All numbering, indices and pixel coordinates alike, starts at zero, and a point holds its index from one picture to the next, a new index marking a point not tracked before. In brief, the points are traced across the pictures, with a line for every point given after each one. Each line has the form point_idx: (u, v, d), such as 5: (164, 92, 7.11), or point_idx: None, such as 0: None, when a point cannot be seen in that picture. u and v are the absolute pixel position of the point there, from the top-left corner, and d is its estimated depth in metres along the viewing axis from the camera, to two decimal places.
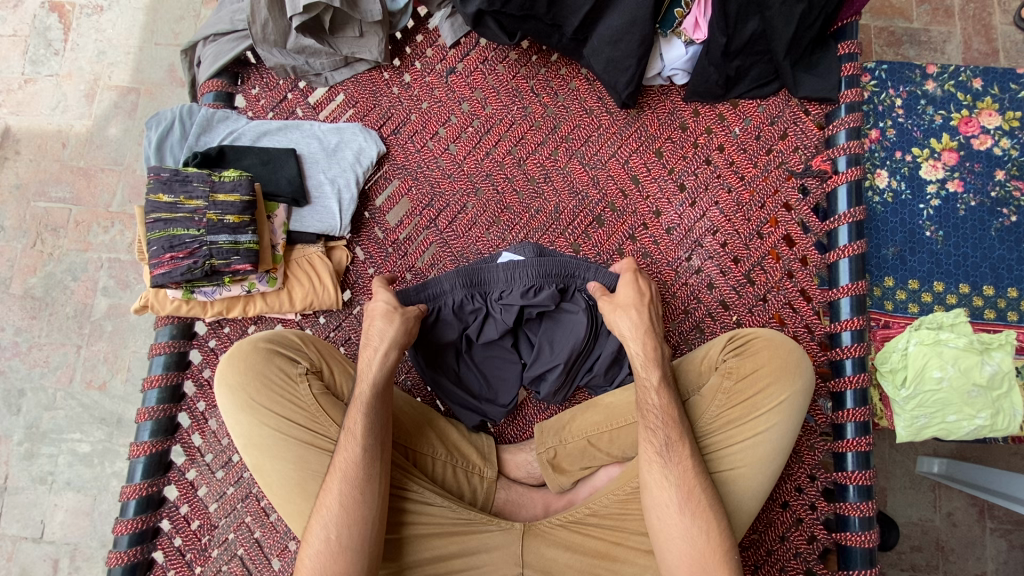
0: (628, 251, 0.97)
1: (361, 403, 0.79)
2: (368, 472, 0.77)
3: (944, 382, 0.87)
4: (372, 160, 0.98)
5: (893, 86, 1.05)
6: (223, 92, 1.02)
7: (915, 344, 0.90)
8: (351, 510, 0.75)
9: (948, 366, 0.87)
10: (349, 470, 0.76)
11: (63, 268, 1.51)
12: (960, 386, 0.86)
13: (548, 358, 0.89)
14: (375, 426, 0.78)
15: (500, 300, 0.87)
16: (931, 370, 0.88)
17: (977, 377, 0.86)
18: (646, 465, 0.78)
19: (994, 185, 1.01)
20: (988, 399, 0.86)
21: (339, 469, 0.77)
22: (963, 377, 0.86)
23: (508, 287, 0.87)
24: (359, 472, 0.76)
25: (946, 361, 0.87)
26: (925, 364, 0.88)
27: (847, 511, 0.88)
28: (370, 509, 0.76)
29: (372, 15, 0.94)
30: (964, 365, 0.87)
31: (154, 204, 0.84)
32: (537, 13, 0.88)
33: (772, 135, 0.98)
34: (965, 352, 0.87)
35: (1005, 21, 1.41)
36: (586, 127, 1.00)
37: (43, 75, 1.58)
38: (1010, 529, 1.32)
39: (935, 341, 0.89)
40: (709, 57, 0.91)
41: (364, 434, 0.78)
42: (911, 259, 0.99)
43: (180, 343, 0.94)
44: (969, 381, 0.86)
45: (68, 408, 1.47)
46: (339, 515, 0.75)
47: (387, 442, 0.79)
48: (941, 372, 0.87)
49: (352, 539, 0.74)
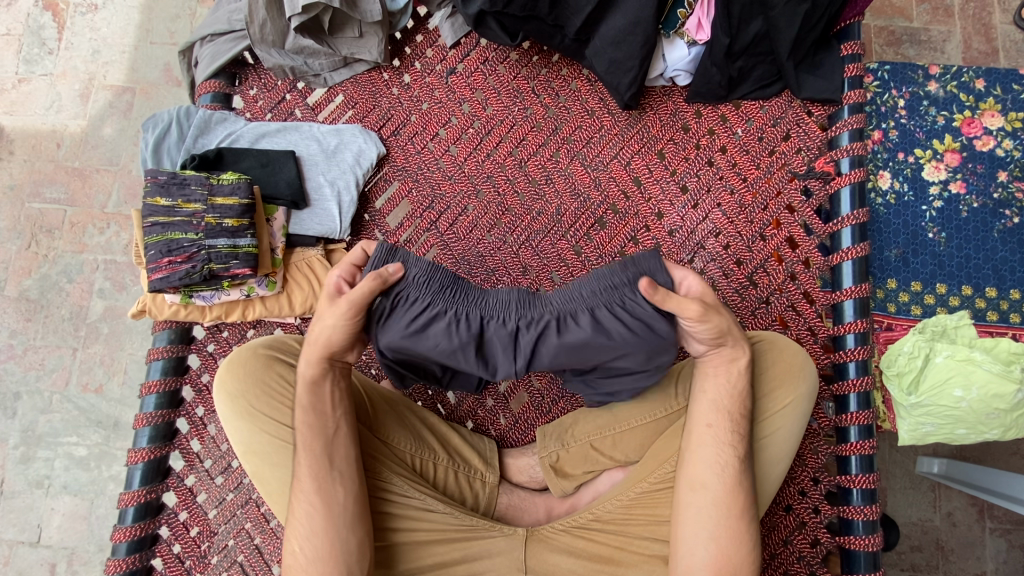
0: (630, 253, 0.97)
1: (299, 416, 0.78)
2: (321, 483, 0.76)
3: (962, 402, 0.86)
4: (372, 162, 0.97)
5: (896, 87, 1.04)
6: (220, 93, 1.01)
7: (944, 358, 0.88)
8: (316, 520, 0.75)
9: (972, 388, 0.86)
10: (303, 483, 0.76)
11: (58, 270, 1.50)
12: (979, 408, 0.86)
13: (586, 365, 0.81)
14: (319, 438, 0.77)
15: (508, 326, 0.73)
16: (953, 387, 0.87)
17: (1000, 402, 0.85)
18: None
19: (996, 186, 1.01)
20: (1005, 420, 0.86)
21: (297, 482, 0.77)
22: (986, 400, 0.85)
23: (525, 318, 0.73)
24: (310, 484, 0.76)
25: (972, 382, 0.86)
26: (949, 379, 0.87)
27: (850, 514, 0.87)
28: (332, 520, 0.75)
29: (372, 15, 0.93)
30: (990, 390, 0.85)
31: (151, 208, 0.83)
32: (539, 14, 0.87)
33: (775, 136, 0.97)
34: (998, 377, 0.85)
35: (1005, 20, 1.41)
36: (587, 128, 0.99)
37: (36, 75, 1.57)
38: (1009, 528, 1.32)
39: (967, 359, 0.87)
40: (711, 57, 0.90)
41: (308, 445, 0.77)
42: (914, 261, 0.99)
43: (178, 347, 0.93)
44: (990, 404, 0.85)
45: (64, 411, 1.46)
46: (309, 525, 0.75)
47: (335, 451, 0.77)
48: (962, 391, 0.86)
49: (322, 549, 0.74)
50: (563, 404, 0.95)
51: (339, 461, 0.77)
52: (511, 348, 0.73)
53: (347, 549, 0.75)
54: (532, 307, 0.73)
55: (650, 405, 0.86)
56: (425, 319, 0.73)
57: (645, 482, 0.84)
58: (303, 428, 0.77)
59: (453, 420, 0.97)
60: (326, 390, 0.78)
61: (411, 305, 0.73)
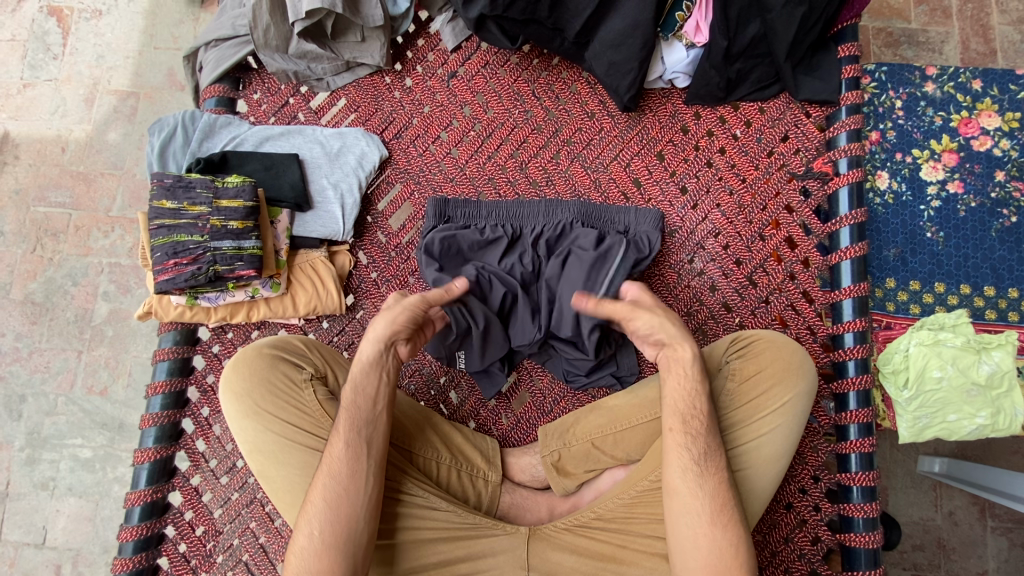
0: None
1: (349, 396, 0.79)
2: (351, 465, 0.76)
3: (942, 381, 0.88)
4: (374, 164, 0.98)
5: (893, 87, 1.05)
6: (224, 97, 1.02)
7: (914, 345, 0.91)
8: (334, 502, 0.74)
9: (947, 366, 0.88)
10: (335, 462, 0.76)
11: (63, 273, 1.51)
12: (959, 385, 0.88)
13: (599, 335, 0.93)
14: (359, 419, 0.78)
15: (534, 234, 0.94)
16: (931, 370, 0.89)
17: (976, 376, 0.88)
18: (670, 476, 0.77)
19: (994, 186, 1.01)
20: (988, 398, 0.88)
21: (326, 460, 0.77)
22: (961, 376, 0.88)
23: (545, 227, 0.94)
24: (343, 466, 0.76)
25: (945, 361, 0.88)
26: (925, 364, 0.89)
27: (850, 512, 0.88)
28: (355, 510, 0.75)
29: (374, 20, 0.94)
30: (961, 364, 0.88)
31: (157, 210, 0.84)
32: (540, 17, 0.88)
33: (773, 137, 0.98)
34: (963, 351, 0.89)
35: (1002, 21, 1.42)
36: (587, 130, 1.00)
37: (42, 80, 1.58)
38: (1011, 527, 1.32)
39: (933, 341, 0.90)
40: (710, 59, 0.91)
41: (350, 425, 0.77)
42: (912, 260, 0.99)
43: (184, 348, 0.94)
44: (967, 381, 0.88)
45: (70, 413, 1.47)
46: (324, 504, 0.75)
47: (375, 438, 0.78)
48: (940, 371, 0.89)
49: (336, 532, 0.74)
50: (565, 404, 0.96)
51: (376, 450, 0.78)
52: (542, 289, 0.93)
53: (357, 536, 0.74)
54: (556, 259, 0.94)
55: (649, 404, 0.87)
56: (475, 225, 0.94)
57: (645, 481, 0.84)
58: (351, 408, 0.78)
59: (454, 420, 0.97)
60: (381, 381, 0.81)
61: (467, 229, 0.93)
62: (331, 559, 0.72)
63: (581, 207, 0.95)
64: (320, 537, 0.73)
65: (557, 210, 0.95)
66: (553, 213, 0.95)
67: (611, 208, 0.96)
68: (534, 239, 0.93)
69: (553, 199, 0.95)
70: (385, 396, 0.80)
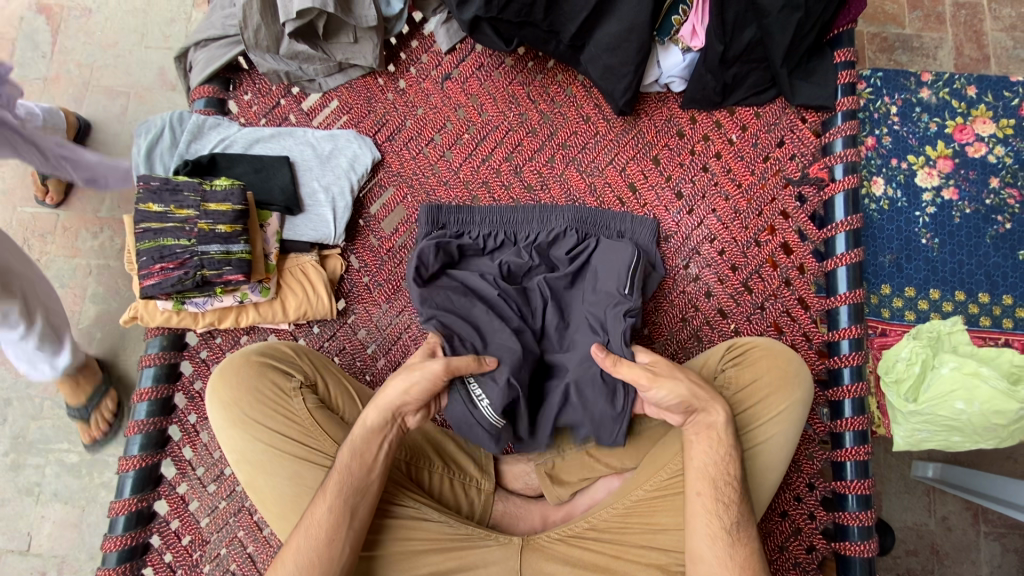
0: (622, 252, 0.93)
1: (345, 455, 0.76)
2: (353, 504, 0.75)
3: (963, 414, 0.85)
4: (366, 167, 0.97)
5: (889, 93, 1.05)
6: (214, 98, 1.00)
7: (950, 369, 0.86)
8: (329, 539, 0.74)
9: (974, 401, 0.85)
10: (316, 526, 0.74)
11: (50, 275, 1.49)
12: (981, 421, 0.85)
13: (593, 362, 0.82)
14: (365, 460, 0.76)
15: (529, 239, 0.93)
16: (954, 400, 0.85)
17: (1003, 416, 0.84)
18: None
19: (989, 192, 1.01)
20: (1003, 433, 0.86)
21: (308, 519, 0.74)
22: (987, 414, 0.84)
23: (541, 231, 0.94)
24: (323, 532, 0.73)
25: (975, 397, 0.85)
26: (952, 392, 0.86)
27: (846, 520, 0.87)
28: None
29: (367, 20, 0.93)
30: (993, 406, 0.84)
31: (143, 214, 0.82)
32: (535, 20, 0.87)
33: (769, 142, 0.98)
34: (1004, 394, 0.83)
35: (995, 27, 1.43)
36: (582, 134, 0.99)
37: (30, 79, 1.56)
38: (1004, 533, 1.32)
39: (974, 373, 0.85)
40: (706, 64, 0.91)
41: (338, 490, 0.75)
42: (908, 267, 0.99)
43: (171, 354, 0.92)
44: (991, 418, 0.84)
45: (55, 417, 1.44)
46: (314, 538, 0.73)
47: (360, 509, 0.76)
48: (964, 404, 0.85)
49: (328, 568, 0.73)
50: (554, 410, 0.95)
51: (358, 519, 0.76)
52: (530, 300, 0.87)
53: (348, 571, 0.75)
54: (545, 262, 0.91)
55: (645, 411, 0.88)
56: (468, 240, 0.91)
57: (640, 491, 0.84)
58: (343, 473, 0.75)
59: (447, 428, 0.96)
60: (394, 425, 0.79)
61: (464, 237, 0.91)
62: None
63: (574, 212, 0.95)
64: None
65: (551, 217, 0.95)
66: (549, 221, 0.95)
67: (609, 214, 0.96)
68: (530, 243, 0.92)
69: (547, 206, 0.95)
70: (382, 464, 0.78)
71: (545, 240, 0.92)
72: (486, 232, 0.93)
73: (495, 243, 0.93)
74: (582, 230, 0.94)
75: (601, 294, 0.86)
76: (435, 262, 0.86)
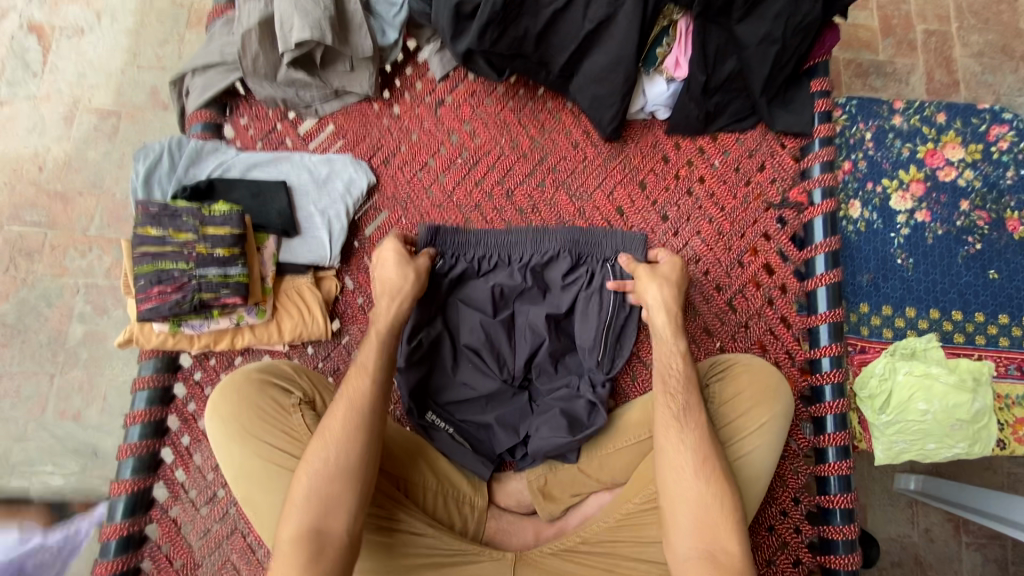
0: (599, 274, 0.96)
1: (372, 338, 0.83)
2: (362, 431, 0.76)
3: (927, 414, 0.91)
4: (362, 191, 0.99)
5: (863, 120, 1.10)
6: (212, 122, 1.02)
7: (904, 374, 0.93)
8: (327, 500, 0.72)
9: (933, 400, 0.91)
10: (349, 406, 0.77)
11: (37, 294, 1.48)
12: (943, 419, 0.91)
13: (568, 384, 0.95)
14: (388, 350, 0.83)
15: (519, 262, 0.95)
16: (916, 402, 0.92)
17: (960, 412, 0.91)
18: (670, 506, 0.75)
19: (959, 215, 1.06)
20: (969, 431, 0.91)
21: (339, 403, 0.78)
22: (947, 411, 0.91)
23: (531, 255, 0.95)
24: (352, 410, 0.77)
25: (932, 395, 0.91)
26: (912, 395, 0.92)
27: (831, 534, 0.90)
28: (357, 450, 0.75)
29: (363, 50, 0.96)
30: (949, 400, 0.91)
31: (141, 237, 0.83)
32: (525, 51, 0.90)
33: (750, 167, 1.02)
34: (953, 388, 0.91)
35: (964, 54, 1.51)
36: (572, 158, 1.03)
37: (20, 97, 1.57)
38: (985, 542, 1.36)
39: (924, 374, 0.93)
40: (689, 94, 0.95)
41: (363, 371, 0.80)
42: (885, 286, 1.03)
43: (165, 376, 0.92)
44: (952, 415, 0.91)
45: (40, 439, 1.42)
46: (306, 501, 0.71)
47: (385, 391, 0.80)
48: (925, 404, 0.91)
49: (329, 532, 0.70)
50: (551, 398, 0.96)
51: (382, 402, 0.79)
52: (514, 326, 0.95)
53: (354, 535, 0.71)
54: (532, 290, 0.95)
55: (634, 426, 0.90)
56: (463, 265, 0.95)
57: (631, 504, 0.85)
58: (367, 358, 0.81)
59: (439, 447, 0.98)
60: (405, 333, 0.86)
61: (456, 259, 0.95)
62: (331, 493, 0.72)
63: (568, 236, 0.95)
64: (317, 485, 0.72)
65: (544, 239, 0.96)
66: (541, 245, 0.95)
67: (598, 233, 0.96)
68: (521, 267, 0.95)
69: (541, 228, 0.96)
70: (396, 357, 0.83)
71: (535, 266, 0.95)
72: (479, 254, 0.95)
73: (488, 263, 0.95)
74: (574, 252, 0.96)
75: (580, 328, 0.94)
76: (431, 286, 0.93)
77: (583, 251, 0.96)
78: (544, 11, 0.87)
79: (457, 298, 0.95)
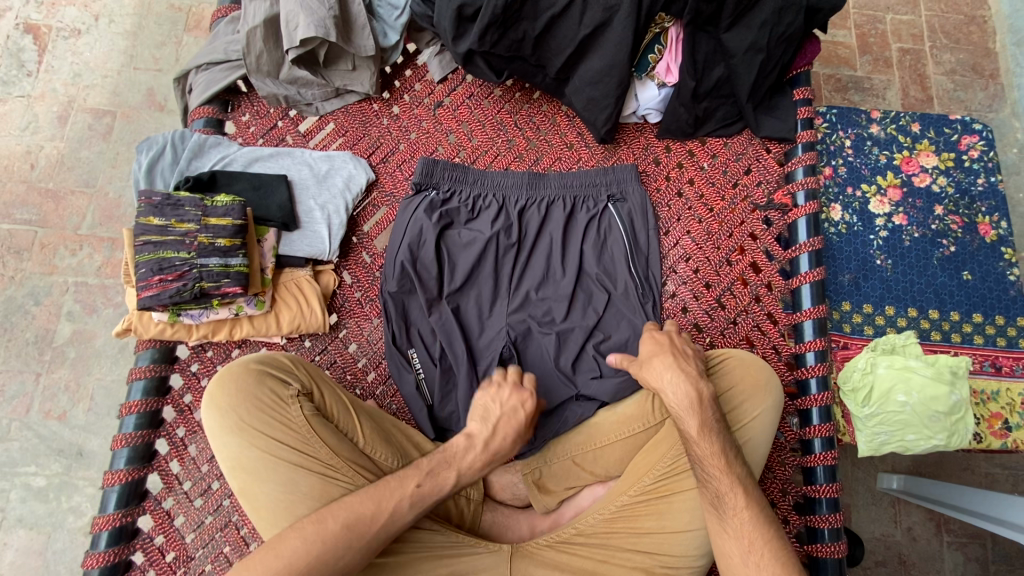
0: (602, 218, 1.01)
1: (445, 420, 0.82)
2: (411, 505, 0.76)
3: (905, 406, 0.94)
4: (361, 186, 1.01)
5: (843, 128, 1.16)
6: (213, 118, 1.03)
7: (884, 368, 0.96)
8: (349, 538, 0.72)
9: (912, 392, 0.94)
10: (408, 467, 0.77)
11: (25, 292, 1.46)
12: (922, 411, 0.93)
13: (580, 323, 0.96)
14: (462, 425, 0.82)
15: (517, 204, 1.01)
16: (896, 393, 0.94)
17: (938, 403, 0.93)
18: None
19: (934, 219, 1.11)
20: (947, 423, 0.93)
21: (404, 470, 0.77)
22: (925, 403, 0.93)
23: (528, 196, 1.01)
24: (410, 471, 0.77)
25: (911, 388, 0.94)
26: (893, 387, 0.95)
27: (817, 523, 0.92)
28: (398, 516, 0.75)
29: (365, 50, 0.98)
30: (927, 393, 0.93)
31: (144, 227, 0.84)
32: (523, 54, 0.94)
33: (737, 170, 1.06)
34: (931, 381, 0.94)
35: (937, 72, 1.58)
36: (566, 159, 1.06)
37: (13, 96, 1.57)
38: (965, 542, 1.39)
39: (904, 367, 0.96)
40: (680, 98, 0.99)
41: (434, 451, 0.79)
42: (865, 285, 1.08)
43: (161, 367, 0.93)
44: (930, 407, 0.93)
45: (23, 439, 1.40)
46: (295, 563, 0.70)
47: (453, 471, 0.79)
48: (905, 396, 0.94)
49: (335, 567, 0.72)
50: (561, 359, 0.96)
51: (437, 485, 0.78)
52: (519, 264, 0.99)
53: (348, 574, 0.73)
54: (533, 226, 1.00)
55: (627, 420, 0.90)
56: (465, 209, 1.00)
57: (625, 496, 0.87)
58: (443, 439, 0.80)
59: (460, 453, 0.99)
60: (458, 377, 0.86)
61: (456, 197, 1.00)
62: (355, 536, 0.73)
63: (562, 184, 1.02)
64: (352, 522, 0.73)
65: (540, 185, 1.02)
66: (538, 188, 1.02)
67: (591, 174, 1.02)
68: (518, 209, 1.00)
69: (537, 175, 1.02)
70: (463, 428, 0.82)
71: (535, 209, 1.01)
72: (475, 194, 1.00)
73: (482, 205, 1.00)
74: (571, 197, 1.02)
75: (585, 261, 0.99)
76: (431, 232, 0.97)
77: (580, 193, 1.02)
78: (542, 15, 0.91)
79: (457, 243, 0.98)
